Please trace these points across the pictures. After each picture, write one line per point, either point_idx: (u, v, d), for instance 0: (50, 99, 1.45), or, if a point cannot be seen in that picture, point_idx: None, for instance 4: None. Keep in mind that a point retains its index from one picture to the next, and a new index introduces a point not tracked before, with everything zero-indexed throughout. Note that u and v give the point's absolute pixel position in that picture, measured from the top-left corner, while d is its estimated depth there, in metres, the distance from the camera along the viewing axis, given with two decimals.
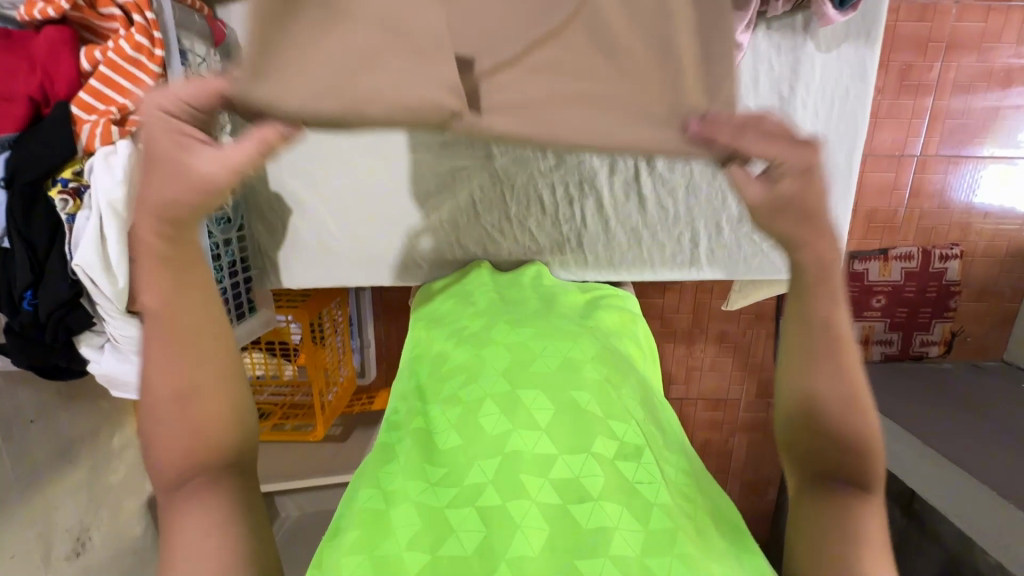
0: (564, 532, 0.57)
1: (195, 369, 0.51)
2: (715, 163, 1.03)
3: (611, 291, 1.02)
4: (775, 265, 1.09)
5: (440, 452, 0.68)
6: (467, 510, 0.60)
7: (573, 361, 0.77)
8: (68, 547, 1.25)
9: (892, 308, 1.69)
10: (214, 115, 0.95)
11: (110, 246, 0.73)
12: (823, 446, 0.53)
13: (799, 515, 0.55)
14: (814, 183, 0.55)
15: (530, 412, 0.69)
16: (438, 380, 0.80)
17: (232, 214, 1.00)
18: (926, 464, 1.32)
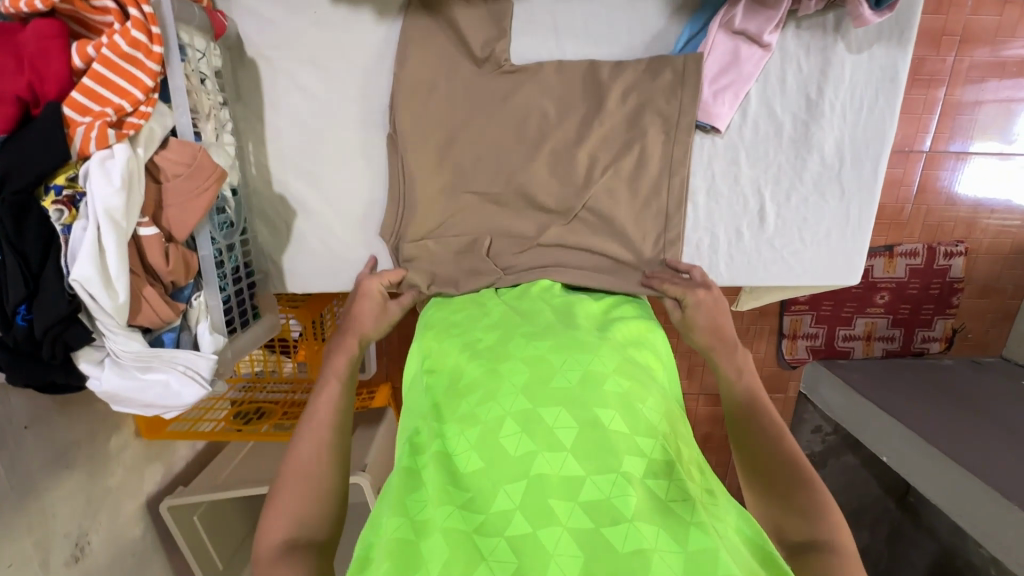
0: (599, 560, 0.55)
1: (331, 445, 0.71)
2: (737, 167, 0.99)
3: (625, 293, 0.94)
4: (797, 272, 1.04)
5: (461, 477, 0.64)
6: (499, 540, 0.57)
7: (595, 375, 0.70)
8: (67, 554, 1.22)
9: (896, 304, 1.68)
10: (216, 114, 0.87)
11: (108, 259, 0.69)
12: (787, 493, 0.67)
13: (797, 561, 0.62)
14: (716, 319, 0.86)
15: (553, 432, 0.64)
16: (452, 395, 0.74)
17: (235, 218, 0.91)
18: (924, 459, 1.27)
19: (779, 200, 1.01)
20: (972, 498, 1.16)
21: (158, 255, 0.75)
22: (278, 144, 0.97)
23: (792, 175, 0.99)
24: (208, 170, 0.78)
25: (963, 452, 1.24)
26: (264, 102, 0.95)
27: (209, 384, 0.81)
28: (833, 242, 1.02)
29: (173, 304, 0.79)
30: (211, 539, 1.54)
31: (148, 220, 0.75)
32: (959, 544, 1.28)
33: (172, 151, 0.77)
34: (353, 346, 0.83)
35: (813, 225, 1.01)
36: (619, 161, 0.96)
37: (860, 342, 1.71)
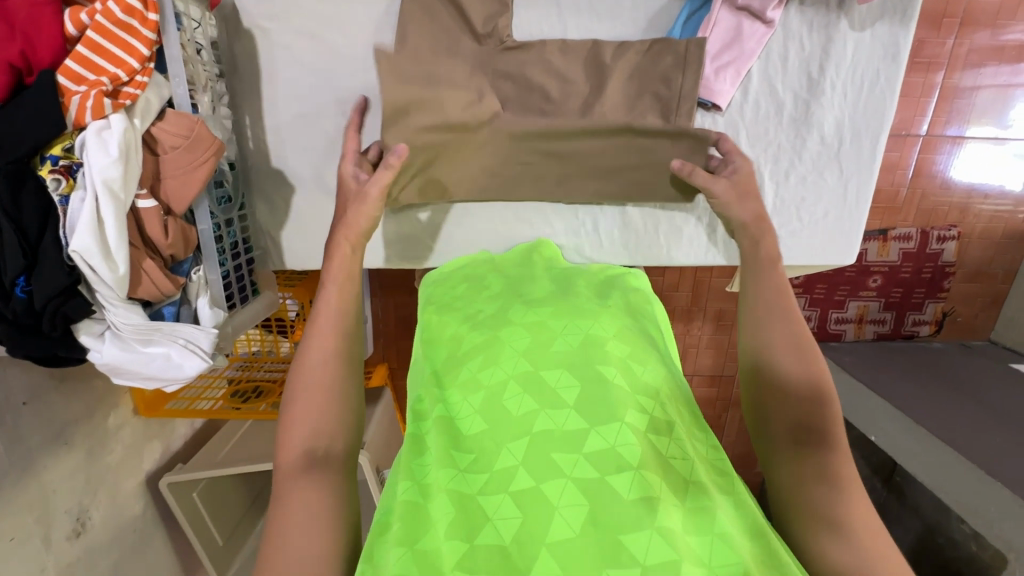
0: (603, 509, 0.56)
1: (337, 353, 0.70)
2: (737, 146, 0.99)
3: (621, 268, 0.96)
4: (794, 253, 1.05)
5: (465, 439, 0.66)
6: (502, 497, 0.59)
7: (596, 339, 0.71)
8: (68, 529, 1.23)
9: (888, 287, 1.70)
10: (212, 86, 0.86)
11: (108, 230, 0.68)
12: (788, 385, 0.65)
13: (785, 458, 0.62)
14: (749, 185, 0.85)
15: (556, 391, 0.66)
16: (454, 363, 0.75)
17: (233, 192, 0.92)
18: (911, 440, 1.31)
19: (778, 180, 1.01)
20: (956, 476, 1.19)
21: (157, 227, 0.75)
22: (276, 119, 0.96)
23: (792, 154, 1.00)
24: (205, 143, 0.78)
25: (950, 433, 1.27)
26: (261, 75, 0.94)
27: (210, 357, 0.82)
28: (829, 222, 1.03)
29: (173, 277, 0.78)
30: (210, 515, 1.55)
31: (146, 193, 0.74)
32: (943, 523, 1.34)
33: (170, 123, 0.76)
34: (345, 245, 0.78)
35: (810, 204, 1.02)
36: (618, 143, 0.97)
37: (851, 325, 1.73)
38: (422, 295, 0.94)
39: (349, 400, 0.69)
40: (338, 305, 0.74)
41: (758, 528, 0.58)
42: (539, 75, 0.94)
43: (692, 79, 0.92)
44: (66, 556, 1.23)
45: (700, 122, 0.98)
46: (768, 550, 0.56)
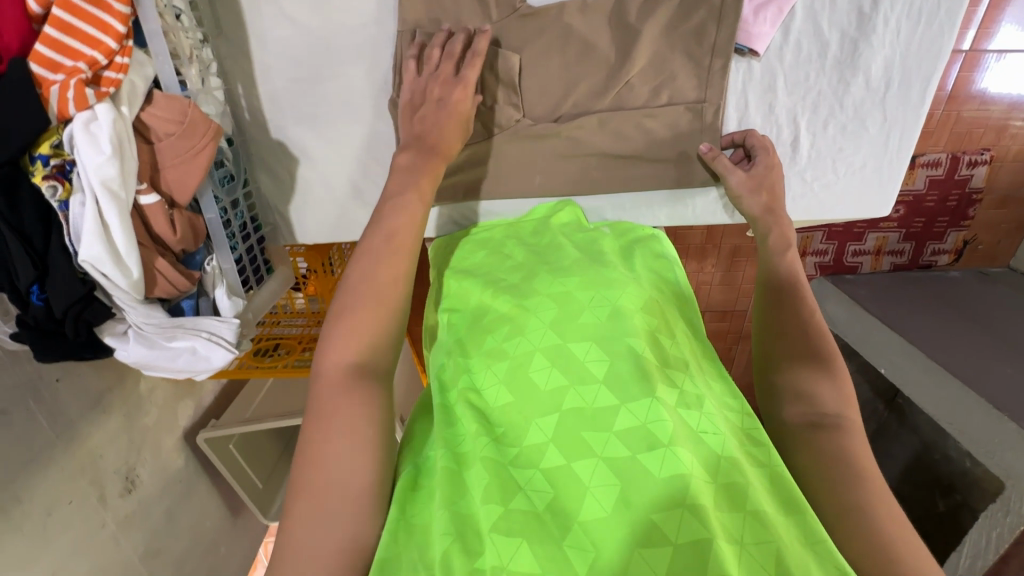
0: (636, 487, 0.54)
1: (394, 273, 0.67)
2: (774, 93, 0.91)
3: (644, 230, 0.89)
4: (824, 206, 1.00)
5: (493, 413, 0.65)
6: (532, 472, 0.58)
7: (624, 310, 0.68)
8: (120, 486, 1.32)
9: (910, 217, 1.64)
10: (197, 55, 0.78)
11: (114, 233, 0.65)
12: (803, 369, 0.69)
13: (806, 441, 0.64)
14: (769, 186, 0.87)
15: (585, 364, 0.64)
16: (477, 333, 0.73)
17: (235, 170, 0.87)
18: (918, 371, 1.32)
19: (816, 129, 0.93)
20: (964, 410, 1.21)
21: (164, 223, 0.71)
22: (271, 84, 0.88)
23: (832, 101, 0.91)
24: (201, 127, 0.72)
25: (959, 368, 1.27)
26: (249, 35, 0.84)
27: (234, 347, 0.82)
28: (866, 173, 0.97)
29: (188, 272, 0.76)
30: (248, 463, 1.65)
31: (147, 187, 0.70)
32: (939, 441, 1.36)
33: (159, 107, 0.70)
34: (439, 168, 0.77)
35: (847, 155, 0.96)
36: (643, 98, 0.90)
37: (868, 258, 1.69)
38: (439, 258, 0.91)
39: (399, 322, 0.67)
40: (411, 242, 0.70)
41: (794, 503, 0.56)
42: (552, 24, 0.85)
43: (728, 26, 0.83)
44: (122, 509, 1.33)
45: (736, 70, 0.90)
46: (805, 525, 0.54)
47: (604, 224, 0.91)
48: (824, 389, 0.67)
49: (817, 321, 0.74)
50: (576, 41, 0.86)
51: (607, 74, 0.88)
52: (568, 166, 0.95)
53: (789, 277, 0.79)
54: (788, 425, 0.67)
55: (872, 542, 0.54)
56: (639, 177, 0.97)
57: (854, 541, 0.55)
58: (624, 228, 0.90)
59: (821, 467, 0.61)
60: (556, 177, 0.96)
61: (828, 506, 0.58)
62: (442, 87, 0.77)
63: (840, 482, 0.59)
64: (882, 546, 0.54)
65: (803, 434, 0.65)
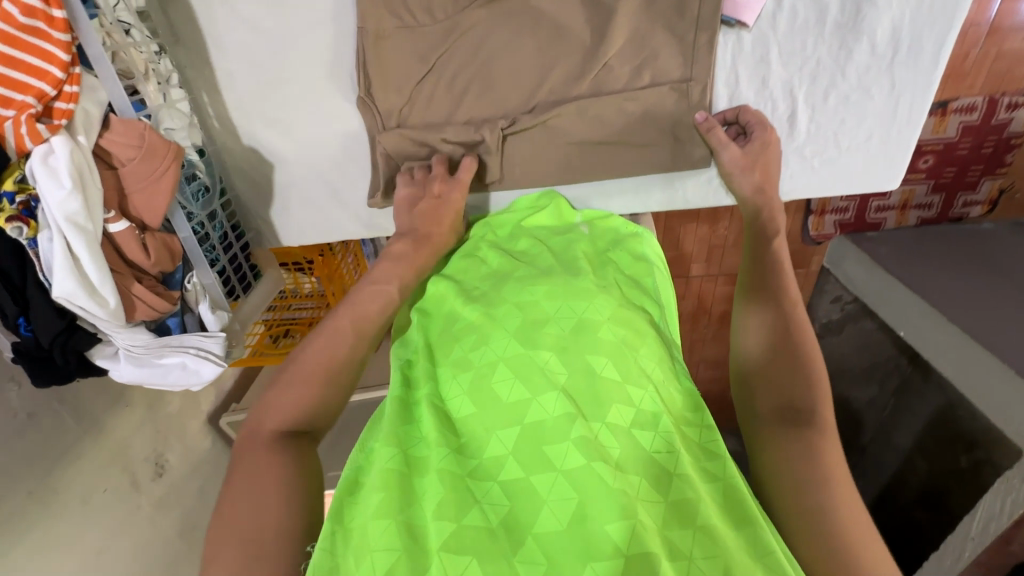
0: (590, 503, 0.55)
1: (345, 338, 0.70)
2: (767, 65, 0.84)
3: (628, 227, 0.88)
4: (825, 182, 0.94)
5: (455, 424, 0.65)
6: (490, 485, 0.58)
7: (588, 322, 0.69)
8: (150, 471, 1.39)
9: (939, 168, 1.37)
10: (153, 69, 0.76)
11: (85, 266, 0.66)
12: (784, 360, 0.68)
13: (778, 436, 0.63)
14: (762, 170, 0.83)
15: (546, 375, 0.64)
16: (446, 340, 0.73)
17: (209, 181, 0.87)
18: (941, 335, 1.19)
19: (815, 102, 0.86)
20: (982, 372, 1.09)
21: (136, 250, 0.72)
22: (236, 92, 0.85)
23: (832, 70, 0.84)
24: (161, 150, 0.71)
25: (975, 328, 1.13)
26: (207, 42, 0.81)
27: (223, 359, 0.84)
28: (872, 146, 0.90)
29: (168, 292, 0.78)
30: None
31: (116, 214, 0.70)
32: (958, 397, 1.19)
33: (117, 133, 0.69)
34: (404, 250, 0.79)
35: (851, 128, 0.88)
36: (622, 80, 0.84)
37: (893, 213, 1.44)
38: None
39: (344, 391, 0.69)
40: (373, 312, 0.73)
41: (745, 517, 0.57)
42: (520, 7, 0.80)
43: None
44: (156, 492, 1.41)
45: (726, 42, 0.83)
46: (757, 539, 0.54)
47: (578, 214, 0.91)
48: (801, 385, 0.65)
49: (800, 314, 0.72)
50: (545, 26, 0.81)
51: (584, 57, 0.83)
52: (551, 155, 0.90)
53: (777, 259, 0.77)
54: (762, 422, 0.65)
55: (832, 547, 0.54)
56: (628, 164, 0.91)
57: (809, 544, 0.55)
58: (609, 229, 0.88)
59: (792, 466, 0.60)
60: (539, 167, 0.91)
61: (789, 514, 0.58)
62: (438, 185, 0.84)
63: (807, 482, 0.58)
64: (842, 548, 0.53)
65: (774, 427, 0.64)
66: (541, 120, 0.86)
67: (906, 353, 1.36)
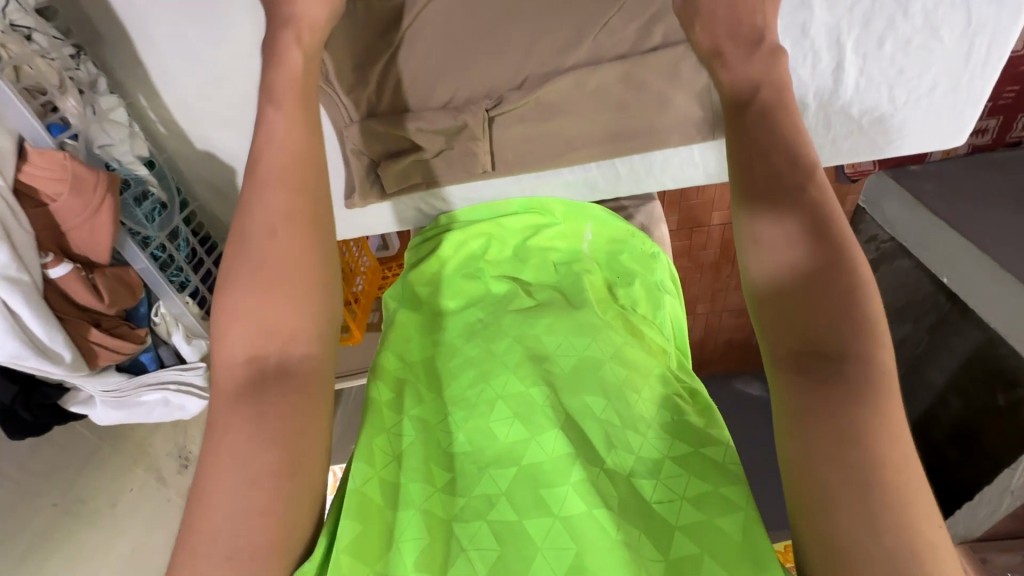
0: (590, 552, 0.48)
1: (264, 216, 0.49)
2: (807, 9, 0.68)
3: (645, 246, 0.79)
4: (878, 144, 0.79)
5: (448, 457, 0.58)
6: (479, 526, 0.52)
7: (591, 359, 0.63)
8: None
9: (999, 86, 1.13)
10: (73, 77, 0.65)
11: (28, 323, 0.59)
12: (820, 273, 0.44)
13: (806, 405, 0.42)
14: None
15: (547, 410, 0.58)
16: (443, 374, 0.65)
17: (166, 198, 0.77)
18: (987, 284, 0.99)
19: (867, 51, 0.70)
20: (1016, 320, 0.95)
21: (86, 294, 0.65)
22: (177, 92, 0.73)
23: (891, 9, 0.67)
24: (91, 183, 0.62)
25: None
26: (130, 34, 0.68)
27: (208, 390, 0.79)
28: (935, 98, 0.74)
29: (133, 331, 0.71)
30: None
31: (55, 257, 0.62)
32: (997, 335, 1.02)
33: (38, 165, 0.59)
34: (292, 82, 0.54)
35: (911, 78, 0.72)
36: (629, 38, 0.71)
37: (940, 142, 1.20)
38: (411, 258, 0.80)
39: (334, 280, 0.52)
40: (301, 190, 0.51)
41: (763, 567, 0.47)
42: None
43: None
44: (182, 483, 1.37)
45: None
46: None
47: (587, 225, 0.79)
48: (831, 323, 0.43)
49: (834, 220, 0.46)
50: None
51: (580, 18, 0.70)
52: (550, 137, 0.78)
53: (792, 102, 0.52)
54: (789, 377, 0.43)
55: None
56: (640, 139, 0.78)
57: None
58: (611, 238, 0.80)
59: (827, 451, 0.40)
60: (538, 151, 0.79)
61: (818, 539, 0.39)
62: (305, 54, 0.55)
63: (834, 494, 0.38)
64: None
65: (791, 389, 0.43)
66: (528, 98, 0.74)
67: (947, 291, 1.13)
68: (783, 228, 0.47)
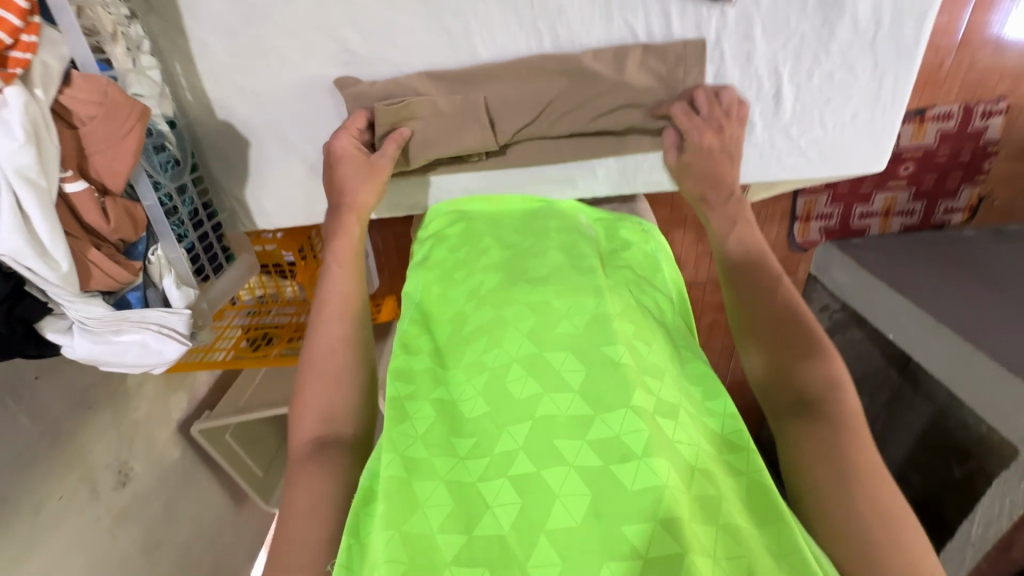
0: (606, 498, 0.52)
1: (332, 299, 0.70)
2: (751, 43, 0.83)
3: (635, 227, 0.86)
4: (815, 164, 0.93)
5: (465, 423, 0.62)
6: (501, 483, 0.56)
7: (603, 316, 0.66)
8: (112, 480, 1.19)
9: (921, 176, 1.42)
10: (124, 33, 0.74)
11: (35, 224, 0.61)
12: (790, 338, 0.64)
13: (800, 437, 0.57)
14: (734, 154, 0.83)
15: (560, 373, 0.62)
16: (457, 343, 0.70)
17: (181, 154, 0.83)
18: (941, 346, 1.16)
19: (799, 80, 0.86)
20: (972, 372, 1.08)
21: (95, 214, 0.68)
22: (212, 64, 0.83)
23: (816, 48, 0.83)
24: (124, 108, 0.68)
25: (961, 322, 1.14)
26: (181, 9, 0.79)
27: (188, 338, 0.80)
28: (858, 125, 0.89)
29: (128, 262, 0.74)
30: (246, 452, 1.52)
31: (73, 173, 0.66)
32: (954, 407, 1.21)
33: (78, 88, 0.66)
34: (355, 222, 0.77)
35: (836, 106, 0.88)
36: (605, 54, 0.83)
37: (876, 219, 1.48)
38: (418, 254, 0.86)
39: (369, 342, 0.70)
40: (354, 280, 0.72)
41: (774, 516, 0.53)
42: None
43: None
44: (116, 504, 1.20)
45: (698, 16, 0.82)
46: (781, 540, 0.51)
47: (579, 212, 0.88)
48: (808, 370, 0.61)
49: (789, 301, 0.68)
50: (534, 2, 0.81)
51: (570, 32, 0.83)
52: (542, 144, 0.92)
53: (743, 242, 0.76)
54: (784, 418, 0.60)
55: (856, 552, 0.50)
56: (614, 143, 0.91)
57: (838, 542, 0.51)
58: (607, 222, 0.88)
59: (807, 456, 0.56)
60: (525, 156, 0.92)
61: (814, 511, 0.54)
62: (350, 158, 0.80)
63: (822, 482, 0.54)
64: (874, 541, 0.50)
65: (792, 419, 0.59)
66: (543, 108, 0.87)
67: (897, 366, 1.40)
68: (759, 305, 0.68)
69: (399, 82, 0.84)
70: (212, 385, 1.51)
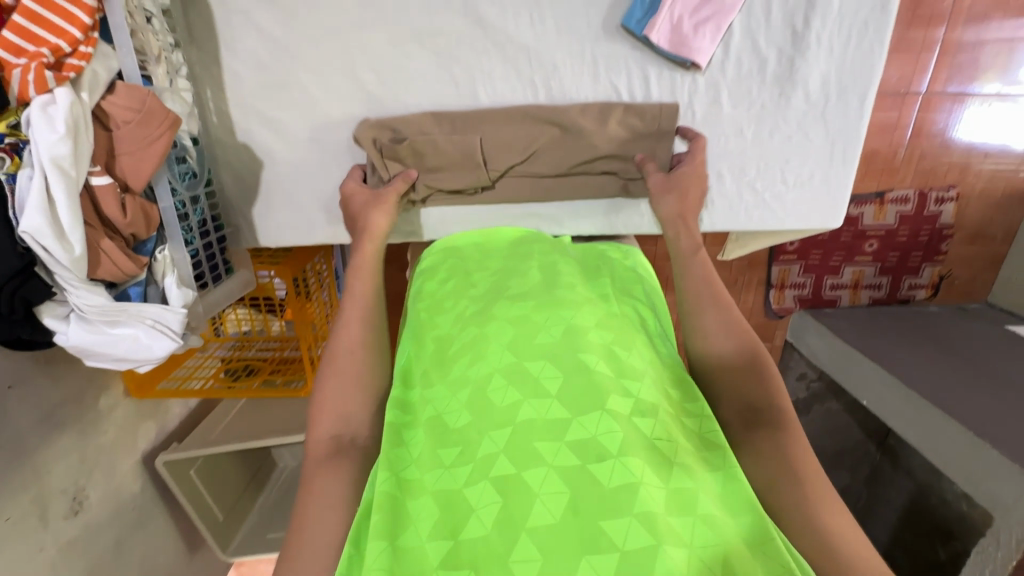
0: (584, 496, 0.54)
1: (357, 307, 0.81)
2: (719, 106, 0.95)
3: (617, 251, 0.94)
4: (779, 217, 1.03)
5: (450, 432, 0.64)
6: (482, 486, 0.57)
7: (577, 328, 0.70)
8: (65, 506, 1.10)
9: (885, 252, 1.58)
10: (167, 57, 0.83)
11: (59, 207, 0.66)
12: (745, 362, 0.71)
13: (751, 458, 0.63)
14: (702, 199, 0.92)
15: (539, 380, 0.64)
16: (445, 359, 0.73)
17: (198, 168, 0.91)
18: (913, 412, 1.19)
19: (762, 140, 0.97)
20: (945, 439, 1.11)
21: (114, 206, 0.72)
22: (240, 93, 0.92)
23: (775, 114, 0.95)
24: (159, 116, 0.75)
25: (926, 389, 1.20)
26: (218, 43, 0.89)
27: (179, 337, 0.82)
28: (815, 184, 1.00)
29: (135, 257, 0.78)
30: (209, 492, 1.44)
31: (100, 169, 0.72)
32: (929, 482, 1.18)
33: (119, 96, 0.73)
34: (375, 245, 0.87)
35: (795, 165, 0.99)
36: (592, 107, 0.94)
37: (846, 291, 1.63)
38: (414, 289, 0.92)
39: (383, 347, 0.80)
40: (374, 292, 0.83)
41: (744, 499, 0.55)
42: (513, 44, 0.91)
43: (665, 51, 0.90)
44: (65, 534, 1.10)
45: (674, 80, 0.94)
46: (754, 531, 0.53)
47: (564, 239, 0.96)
48: (758, 394, 0.68)
49: (743, 327, 0.74)
50: (533, 62, 0.92)
51: (562, 87, 0.94)
52: (532, 181, 1.00)
53: (704, 279, 0.80)
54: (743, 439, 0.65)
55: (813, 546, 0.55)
56: (598, 187, 1.01)
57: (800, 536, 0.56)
58: (597, 249, 0.94)
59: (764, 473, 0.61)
60: (517, 192, 1.00)
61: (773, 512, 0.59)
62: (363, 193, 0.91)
63: (776, 491, 0.59)
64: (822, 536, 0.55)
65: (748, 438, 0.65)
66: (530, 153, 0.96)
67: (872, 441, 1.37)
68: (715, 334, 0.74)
69: (407, 120, 0.93)
70: (185, 418, 1.47)
